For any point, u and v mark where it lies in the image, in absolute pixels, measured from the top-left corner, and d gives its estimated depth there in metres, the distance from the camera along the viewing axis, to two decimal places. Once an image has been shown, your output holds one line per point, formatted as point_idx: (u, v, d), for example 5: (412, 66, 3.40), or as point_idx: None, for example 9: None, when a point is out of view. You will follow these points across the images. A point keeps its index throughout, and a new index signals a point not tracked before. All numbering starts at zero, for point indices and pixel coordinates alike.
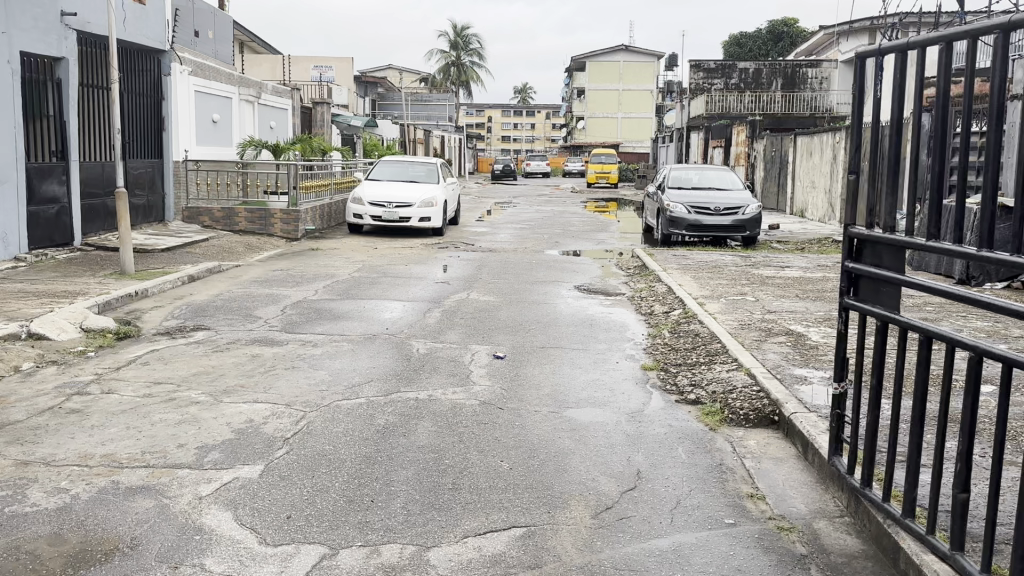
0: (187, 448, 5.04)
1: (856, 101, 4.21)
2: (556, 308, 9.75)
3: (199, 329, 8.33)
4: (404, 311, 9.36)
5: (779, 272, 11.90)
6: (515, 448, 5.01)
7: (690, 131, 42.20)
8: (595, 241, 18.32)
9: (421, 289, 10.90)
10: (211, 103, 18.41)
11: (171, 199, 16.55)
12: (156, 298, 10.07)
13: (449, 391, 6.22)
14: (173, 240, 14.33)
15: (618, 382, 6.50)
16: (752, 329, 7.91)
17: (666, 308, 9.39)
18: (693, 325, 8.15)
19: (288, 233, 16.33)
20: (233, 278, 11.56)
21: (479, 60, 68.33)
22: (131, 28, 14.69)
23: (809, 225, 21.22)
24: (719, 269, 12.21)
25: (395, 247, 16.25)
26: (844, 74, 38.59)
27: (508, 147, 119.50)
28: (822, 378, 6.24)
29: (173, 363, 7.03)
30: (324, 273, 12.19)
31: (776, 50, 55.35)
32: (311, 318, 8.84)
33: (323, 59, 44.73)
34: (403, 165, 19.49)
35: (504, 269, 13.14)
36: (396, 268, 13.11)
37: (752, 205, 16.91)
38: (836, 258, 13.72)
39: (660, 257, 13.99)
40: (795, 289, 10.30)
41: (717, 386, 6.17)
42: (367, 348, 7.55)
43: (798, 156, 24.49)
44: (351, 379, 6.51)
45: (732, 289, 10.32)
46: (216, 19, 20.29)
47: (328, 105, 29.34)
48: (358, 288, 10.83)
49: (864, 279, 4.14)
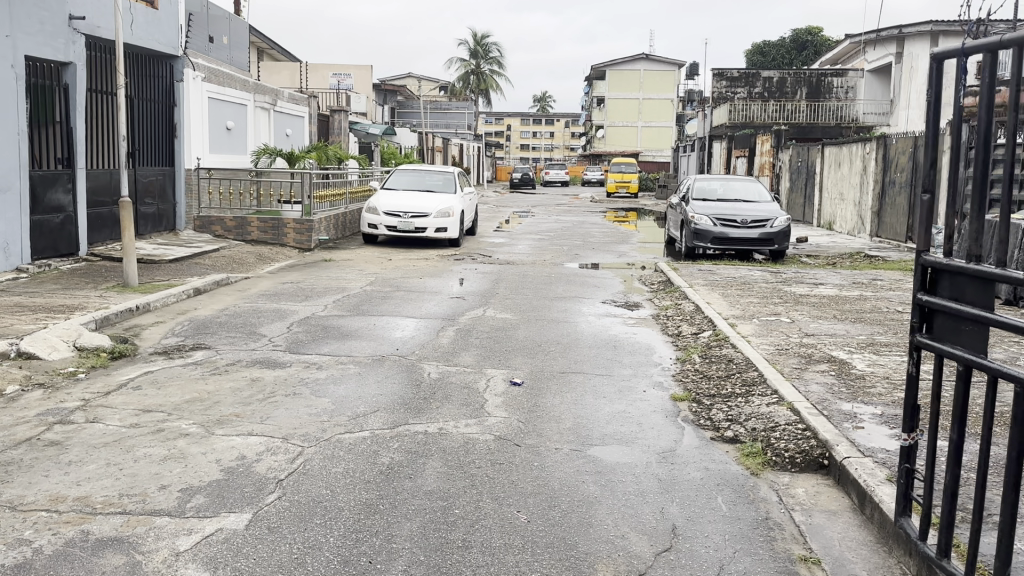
0: (170, 491, 4.55)
1: (932, 111, 3.61)
2: (577, 327, 9.22)
3: (199, 348, 7.87)
4: (416, 330, 8.86)
5: (813, 290, 11.29)
6: (534, 496, 4.46)
7: (713, 140, 41.50)
8: (616, 253, 17.77)
9: (435, 305, 10.41)
10: (225, 110, 18.05)
11: (182, 207, 16.20)
12: (158, 313, 9.63)
13: (462, 423, 5.70)
14: (182, 250, 13.93)
15: (646, 416, 5.94)
16: (790, 355, 7.34)
17: (695, 329, 8.83)
18: (725, 350, 7.61)
19: (301, 244, 15.95)
20: (241, 291, 11.12)
21: (498, 68, 67.96)
22: (141, 33, 14.33)
23: (838, 238, 20.55)
24: (748, 286, 11.62)
25: (411, 258, 15.78)
26: (870, 83, 37.79)
27: (527, 155, 119.23)
28: (873, 416, 5.67)
29: (167, 387, 6.55)
30: (335, 286, 11.73)
31: (800, 59, 54.54)
32: (317, 336, 8.36)
33: (342, 67, 44.47)
34: (419, 173, 19.03)
35: (523, 284, 12.62)
36: (411, 281, 12.63)
37: (780, 217, 16.30)
38: (870, 275, 13.09)
39: (686, 272, 13.42)
40: (832, 310, 9.70)
41: (759, 423, 5.61)
42: (374, 371, 7.04)
43: (825, 167, 23.83)
44: (356, 408, 6.00)
45: (764, 309, 9.74)
46: (232, 25, 19.96)
47: (345, 113, 29.00)
48: (371, 304, 10.35)
49: (940, 315, 3.57)
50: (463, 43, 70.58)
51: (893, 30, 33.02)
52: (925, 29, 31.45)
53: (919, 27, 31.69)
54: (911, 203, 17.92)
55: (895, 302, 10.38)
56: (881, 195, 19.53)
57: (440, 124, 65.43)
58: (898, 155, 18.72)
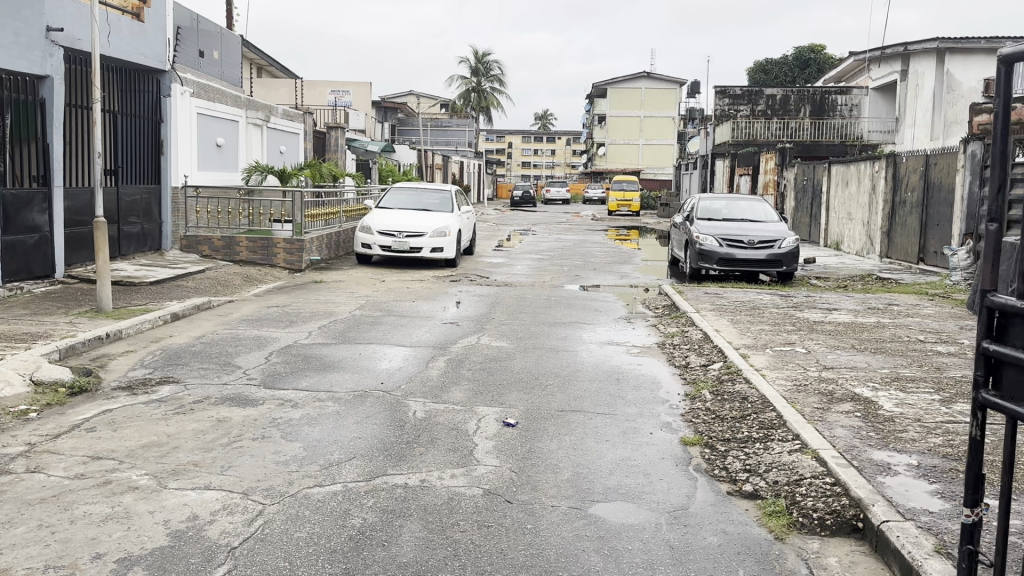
0: (104, 561, 3.93)
1: (1002, 124, 2.97)
2: (577, 357, 8.59)
3: (167, 382, 7.25)
4: (404, 360, 8.23)
5: (826, 316, 10.69)
6: (527, 569, 3.84)
7: (716, 158, 41.08)
8: (618, 274, 17.18)
9: (427, 332, 9.81)
10: (215, 126, 17.51)
11: (169, 227, 15.62)
12: (130, 341, 9.03)
13: (447, 474, 5.06)
14: (165, 272, 13.36)
15: (654, 465, 5.30)
16: (810, 393, 6.70)
17: (704, 360, 8.20)
18: (738, 385, 6.98)
19: (291, 265, 15.36)
20: (222, 316, 10.52)
21: (499, 85, 67.70)
22: (125, 45, 13.83)
23: (846, 259, 19.99)
24: (758, 312, 11.01)
25: (406, 279, 15.19)
26: (875, 100, 37.44)
27: (528, 173, 119.02)
28: (910, 467, 5.04)
29: (124, 429, 5.93)
30: (321, 310, 11.12)
31: (802, 77, 54.37)
32: (297, 368, 7.74)
33: (341, 83, 44.05)
34: (415, 192, 18.47)
35: (521, 308, 12.03)
36: (403, 305, 12.03)
37: (788, 238, 15.71)
38: (885, 299, 12.50)
39: (691, 295, 12.84)
40: (849, 339, 9.09)
41: (781, 475, 5.02)
42: (354, 410, 6.40)
43: (831, 186, 23.29)
44: (329, 455, 5.37)
45: (777, 338, 9.12)
46: (223, 39, 19.47)
47: (342, 129, 28.50)
48: (357, 330, 9.73)
49: (1011, 369, 2.95)
50: (464, 60, 70.44)
51: (898, 47, 32.57)
52: (930, 47, 31.02)
53: (924, 44, 31.29)
54: (922, 223, 17.37)
55: (916, 329, 9.76)
56: (891, 215, 18.97)
57: (440, 142, 65.17)
58: (909, 173, 18.20)
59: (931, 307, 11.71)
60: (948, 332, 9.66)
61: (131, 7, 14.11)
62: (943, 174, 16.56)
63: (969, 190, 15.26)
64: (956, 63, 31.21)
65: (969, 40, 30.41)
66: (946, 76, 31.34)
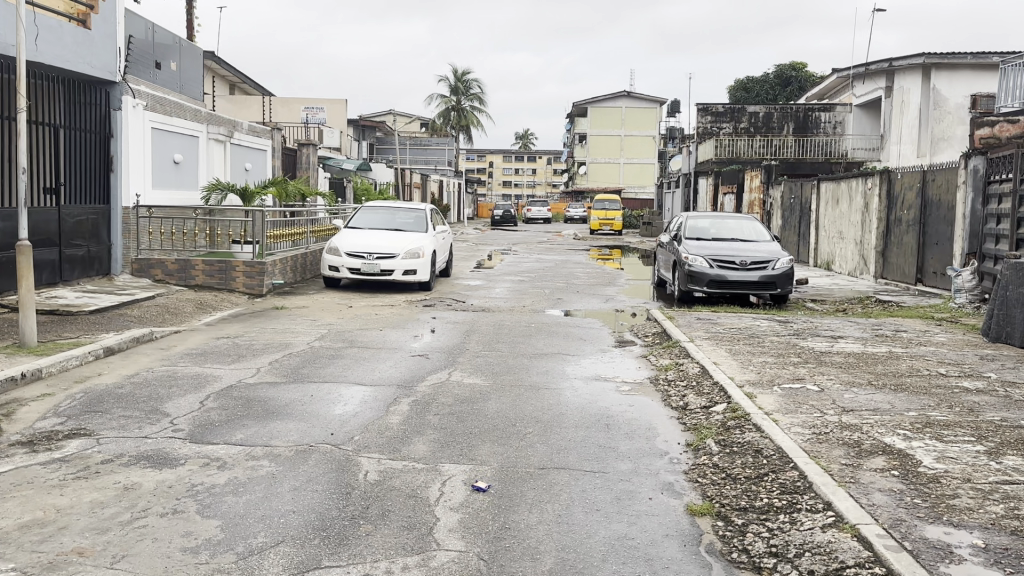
0: None
1: None
2: (561, 397, 7.56)
3: (76, 435, 6.14)
4: (362, 404, 7.12)
5: (831, 345, 9.71)
6: None
7: (699, 176, 40.52)
8: (603, 297, 16.19)
9: (392, 367, 8.76)
10: (173, 142, 16.38)
11: (119, 249, 14.46)
12: (51, 381, 7.89)
13: (398, 564, 4.00)
14: (109, 299, 12.23)
15: (658, 546, 4.27)
16: (833, 444, 5.71)
17: (704, 401, 7.17)
18: (748, 435, 5.98)
19: (252, 289, 14.26)
20: (164, 350, 9.41)
21: (479, 104, 66.90)
22: (66, 53, 12.75)
23: (839, 280, 19.16)
24: (757, 341, 10.02)
25: (374, 304, 14.12)
26: (859, 118, 36.78)
27: (509, 192, 118.31)
28: (976, 550, 4.03)
29: (5, 502, 4.83)
30: (277, 341, 10.04)
31: (784, 95, 54.19)
32: (236, 415, 6.66)
33: (315, 101, 42.97)
34: (388, 211, 17.45)
35: (498, 336, 11.01)
36: (368, 334, 10.95)
37: (783, 258, 14.78)
38: (891, 325, 11.62)
39: (682, 320, 11.89)
40: (864, 373, 8.13)
41: (818, 562, 4.02)
42: (294, 472, 5.33)
43: (821, 204, 22.50)
44: (252, 539, 4.29)
45: (783, 372, 8.15)
46: (182, 50, 18.41)
47: (314, 147, 27.39)
48: (313, 366, 8.64)
49: None
50: (443, 79, 69.75)
51: (882, 63, 32.07)
52: (916, 62, 30.51)
53: (909, 60, 30.79)
54: (921, 242, 16.55)
55: (934, 361, 8.82)
56: (886, 233, 18.16)
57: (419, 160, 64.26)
58: (904, 191, 17.42)
59: (942, 334, 10.79)
60: (970, 363, 8.73)
61: (76, 13, 13.17)
62: (942, 191, 15.76)
63: (971, 208, 14.46)
64: (942, 78, 30.72)
65: (955, 55, 29.99)
66: (932, 92, 30.83)
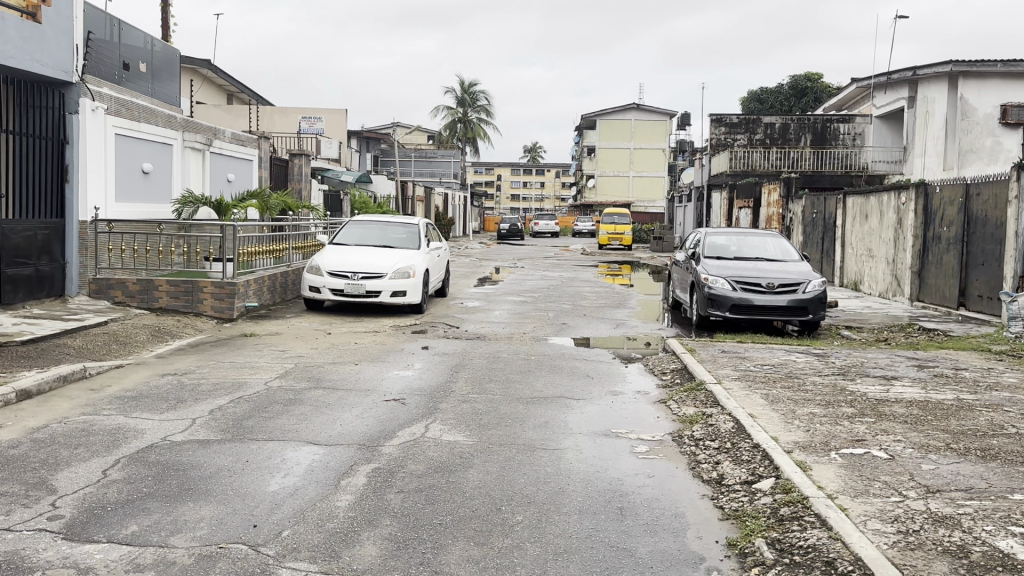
0: None
1: None
2: (561, 462, 6.02)
3: None
4: (307, 474, 5.58)
5: (886, 390, 8.13)
6: None
7: (713, 190, 39.05)
8: (613, 321, 14.65)
9: (358, 416, 7.25)
10: (141, 151, 14.94)
11: (75, 268, 13.03)
12: None
13: None
14: (53, 325, 10.79)
15: None
16: (933, 556, 4.17)
17: (744, 474, 5.61)
18: (811, 537, 4.42)
19: (221, 313, 12.77)
20: (90, 394, 7.93)
21: (485, 116, 65.63)
22: (10, 48, 11.33)
23: (871, 302, 17.62)
24: (796, 383, 8.43)
25: (356, 331, 12.61)
26: (879, 130, 35.20)
27: (517, 205, 116.88)
28: None
29: None
30: (230, 381, 8.55)
31: (798, 107, 52.74)
32: (140, 495, 5.12)
33: (313, 111, 41.54)
34: (379, 226, 15.98)
35: (492, 373, 9.48)
36: (340, 370, 9.44)
37: (814, 280, 13.18)
38: (949, 362, 10.02)
39: (704, 354, 10.33)
40: (937, 432, 6.54)
41: None
42: None
43: (847, 220, 20.92)
44: None
45: (838, 430, 6.57)
46: (156, 52, 17.04)
47: (307, 157, 25.91)
48: (262, 416, 7.11)
49: None
50: (447, 91, 68.40)
51: (906, 73, 30.43)
52: (943, 71, 28.91)
53: (936, 69, 29.18)
54: (964, 261, 15.00)
55: (1016, 414, 7.22)
56: (923, 252, 16.56)
57: (424, 172, 62.95)
58: (944, 206, 15.85)
59: (1009, 374, 9.22)
60: None
61: (25, 5, 11.69)
62: (989, 207, 14.20)
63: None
64: (970, 87, 29.15)
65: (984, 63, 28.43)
66: (959, 102, 29.28)
